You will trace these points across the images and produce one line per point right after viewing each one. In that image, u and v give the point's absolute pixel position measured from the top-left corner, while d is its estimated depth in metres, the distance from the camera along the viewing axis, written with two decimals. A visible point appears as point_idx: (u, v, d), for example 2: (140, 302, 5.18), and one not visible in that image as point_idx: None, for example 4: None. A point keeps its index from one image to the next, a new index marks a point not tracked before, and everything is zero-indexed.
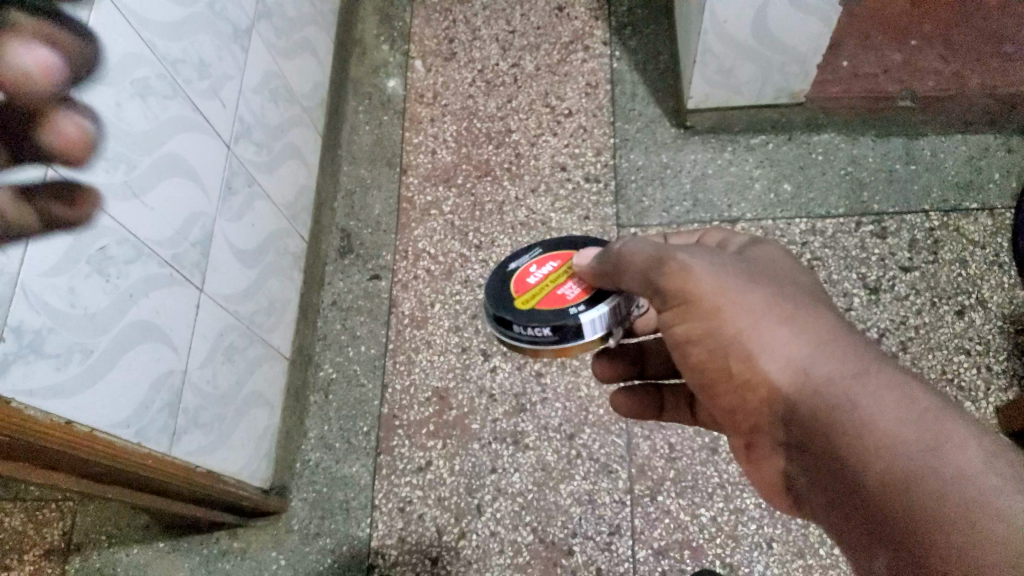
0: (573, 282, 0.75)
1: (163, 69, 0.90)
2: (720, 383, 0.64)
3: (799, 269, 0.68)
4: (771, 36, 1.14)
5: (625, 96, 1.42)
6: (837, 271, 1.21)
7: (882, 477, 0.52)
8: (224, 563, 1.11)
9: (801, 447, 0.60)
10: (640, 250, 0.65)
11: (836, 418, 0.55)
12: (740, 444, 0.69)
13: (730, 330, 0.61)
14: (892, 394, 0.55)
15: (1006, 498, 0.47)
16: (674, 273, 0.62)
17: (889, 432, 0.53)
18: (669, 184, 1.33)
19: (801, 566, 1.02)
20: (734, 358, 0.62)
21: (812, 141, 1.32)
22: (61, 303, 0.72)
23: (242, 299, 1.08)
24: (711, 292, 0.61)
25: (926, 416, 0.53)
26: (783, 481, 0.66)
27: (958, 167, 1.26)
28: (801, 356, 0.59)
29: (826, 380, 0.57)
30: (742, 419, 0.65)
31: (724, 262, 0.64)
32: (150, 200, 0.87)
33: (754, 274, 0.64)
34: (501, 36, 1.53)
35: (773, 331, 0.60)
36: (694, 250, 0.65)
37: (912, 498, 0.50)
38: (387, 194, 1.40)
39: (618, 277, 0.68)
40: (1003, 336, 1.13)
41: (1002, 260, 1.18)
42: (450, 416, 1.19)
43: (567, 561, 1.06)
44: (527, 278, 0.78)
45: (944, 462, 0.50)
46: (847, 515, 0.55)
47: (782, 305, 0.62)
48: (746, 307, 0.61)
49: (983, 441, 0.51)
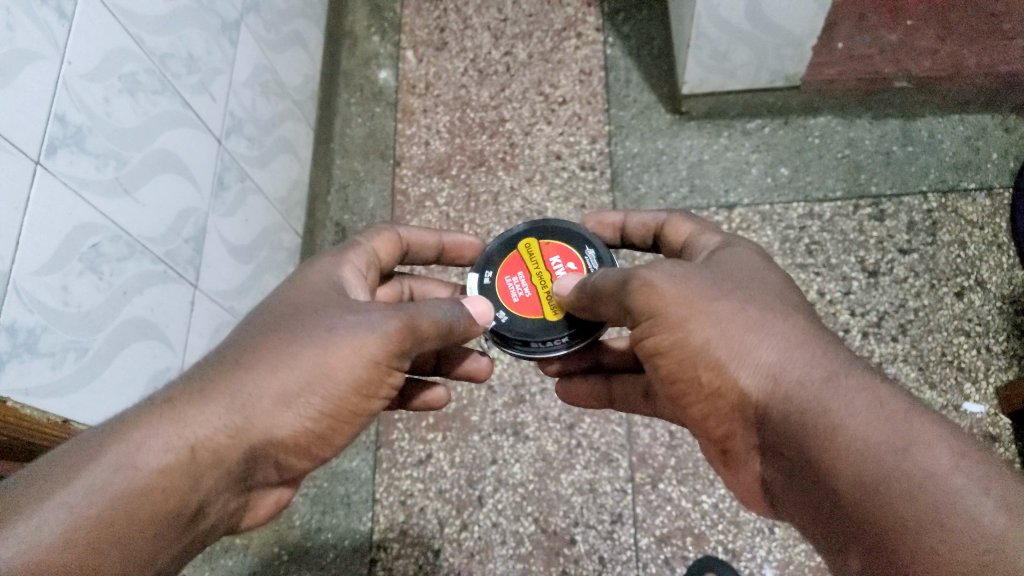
0: (522, 291, 0.82)
1: (151, 64, 0.89)
2: (691, 394, 0.65)
3: (768, 268, 0.68)
4: (768, 20, 1.12)
5: (619, 83, 1.40)
6: (835, 255, 1.21)
7: (855, 483, 0.51)
8: (226, 559, 1.08)
9: (774, 450, 0.60)
10: (609, 276, 0.68)
11: (806, 422, 0.55)
12: (716, 450, 0.70)
13: (698, 340, 0.62)
14: (862, 396, 0.54)
15: (970, 499, 0.47)
16: (639, 289, 0.64)
17: (861, 431, 0.52)
18: (665, 171, 1.32)
19: (803, 550, 1.02)
20: (705, 368, 0.62)
21: (809, 124, 1.31)
22: (55, 302, 0.71)
23: (238, 296, 1.09)
24: (679, 303, 0.63)
25: (895, 416, 0.52)
26: (760, 485, 0.66)
27: (955, 148, 1.25)
28: (771, 361, 0.59)
29: (797, 385, 0.57)
30: (715, 426, 0.66)
31: (687, 271, 0.65)
32: (142, 197, 0.86)
33: (720, 279, 0.65)
34: (493, 24, 1.50)
35: (741, 339, 0.61)
36: (661, 264, 0.66)
37: (886, 499, 0.49)
38: (381, 187, 1.39)
39: (596, 305, 0.71)
40: (1003, 317, 1.12)
41: (1001, 241, 1.18)
42: (449, 408, 1.18)
43: (569, 551, 1.06)
44: (557, 262, 0.83)
45: (913, 463, 0.49)
46: (821, 515, 0.55)
47: (748, 311, 0.62)
48: (714, 317, 0.62)
49: (951, 441, 0.50)
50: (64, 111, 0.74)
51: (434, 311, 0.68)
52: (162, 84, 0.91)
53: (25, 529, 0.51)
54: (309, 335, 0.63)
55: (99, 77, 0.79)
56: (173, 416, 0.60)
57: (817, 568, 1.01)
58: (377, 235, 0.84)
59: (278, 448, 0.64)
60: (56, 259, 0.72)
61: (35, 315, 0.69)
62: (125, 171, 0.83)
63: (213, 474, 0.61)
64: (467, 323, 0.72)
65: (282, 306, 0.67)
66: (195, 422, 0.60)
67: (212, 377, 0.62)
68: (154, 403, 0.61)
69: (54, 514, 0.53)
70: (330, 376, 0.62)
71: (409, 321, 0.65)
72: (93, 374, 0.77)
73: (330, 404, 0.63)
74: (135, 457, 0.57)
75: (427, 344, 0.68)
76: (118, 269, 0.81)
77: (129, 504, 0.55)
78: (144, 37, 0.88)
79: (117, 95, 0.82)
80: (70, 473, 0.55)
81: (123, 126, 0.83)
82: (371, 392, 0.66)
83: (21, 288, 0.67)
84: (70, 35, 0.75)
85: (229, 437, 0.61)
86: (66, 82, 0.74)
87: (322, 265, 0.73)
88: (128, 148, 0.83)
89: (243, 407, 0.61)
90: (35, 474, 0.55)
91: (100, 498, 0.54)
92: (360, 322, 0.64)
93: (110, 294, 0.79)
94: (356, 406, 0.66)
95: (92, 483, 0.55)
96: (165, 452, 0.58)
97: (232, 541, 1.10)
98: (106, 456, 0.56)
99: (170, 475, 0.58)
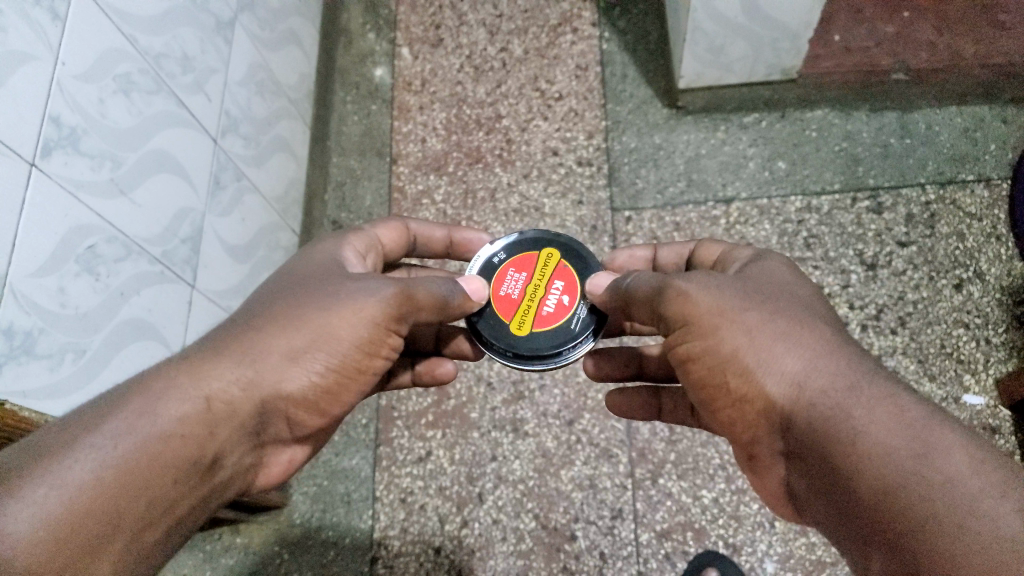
0: (509, 288, 0.81)
1: (146, 63, 0.88)
2: (720, 399, 0.65)
3: (798, 281, 0.68)
4: (762, 13, 1.11)
5: (615, 78, 1.40)
6: (833, 247, 1.20)
7: (875, 480, 0.51)
8: (227, 559, 1.10)
9: (798, 456, 0.60)
10: (642, 284, 0.68)
11: (829, 429, 0.56)
12: (742, 455, 0.69)
13: (728, 348, 0.62)
14: (885, 403, 0.55)
15: (986, 502, 0.47)
16: (672, 298, 0.64)
17: (877, 428, 0.53)
18: (662, 166, 1.32)
19: (804, 543, 1.03)
20: (733, 375, 0.63)
21: (806, 118, 1.30)
22: (50, 303, 0.71)
23: (236, 295, 1.09)
24: (709, 312, 0.63)
25: (915, 426, 0.53)
26: (786, 490, 0.66)
27: (952, 139, 1.25)
28: (797, 370, 0.60)
29: (820, 393, 0.58)
30: (742, 431, 0.66)
31: (720, 283, 0.65)
32: (138, 197, 0.86)
33: (750, 290, 0.65)
34: (489, 20, 1.50)
35: (770, 349, 0.61)
36: (695, 274, 0.66)
37: (910, 501, 0.49)
38: (378, 185, 1.39)
39: (628, 306, 0.71)
40: (1003, 309, 1.13)
41: (1000, 232, 1.18)
42: (449, 405, 1.18)
43: (569, 547, 1.07)
44: (555, 288, 0.81)
45: (932, 468, 0.50)
46: (838, 508, 0.56)
47: (776, 322, 0.62)
48: (744, 326, 0.62)
49: (970, 447, 0.51)
50: (59, 112, 0.74)
51: (431, 286, 0.71)
52: (156, 83, 0.90)
53: (57, 470, 0.53)
54: (316, 302, 0.66)
55: (92, 78, 0.79)
56: (192, 369, 0.62)
57: (818, 562, 1.01)
58: (382, 225, 0.86)
59: (289, 403, 0.67)
60: (52, 261, 0.72)
61: (31, 317, 0.69)
62: (121, 172, 0.83)
63: (228, 423, 0.62)
64: (461, 301, 0.75)
65: (287, 278, 0.71)
66: (210, 378, 0.62)
67: (223, 341, 0.65)
68: (172, 361, 0.63)
69: (85, 456, 0.54)
70: (332, 334, 0.66)
71: (406, 291, 0.68)
72: (89, 375, 0.77)
73: (335, 361, 0.67)
74: (154, 408, 0.58)
75: (423, 316, 0.71)
76: (114, 270, 0.81)
77: (151, 449, 0.57)
78: (138, 37, 0.87)
79: (111, 95, 0.82)
80: (98, 419, 0.56)
81: (118, 126, 0.82)
82: (374, 351, 0.69)
83: (17, 289, 0.67)
84: (63, 36, 0.75)
85: (241, 390, 0.63)
86: (60, 83, 0.74)
87: (327, 249, 0.76)
88: (124, 148, 0.83)
89: (255, 362, 0.64)
90: (66, 422, 0.56)
91: (126, 442, 0.56)
92: (359, 289, 0.67)
93: (106, 296, 0.79)
94: (359, 363, 0.68)
95: (117, 429, 0.56)
96: (182, 403, 0.60)
97: (233, 538, 1.11)
98: (129, 404, 0.58)
99: (190, 424, 0.59)
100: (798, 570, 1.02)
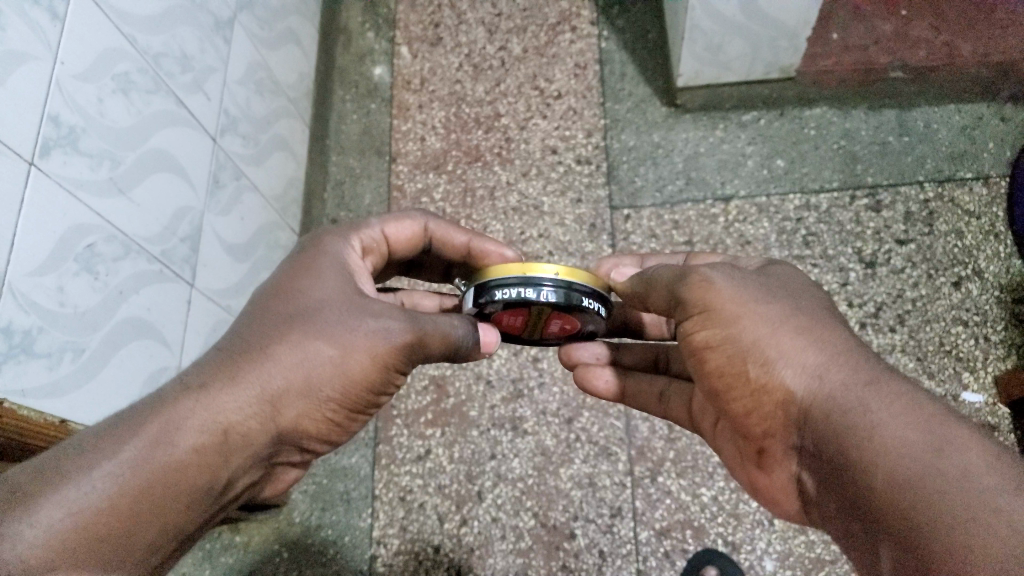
0: (509, 323, 0.81)
1: (144, 63, 0.88)
2: (736, 389, 0.67)
3: (816, 284, 0.71)
4: (760, 11, 1.11)
5: (614, 76, 1.40)
6: (832, 246, 1.21)
7: (890, 484, 0.50)
8: (226, 557, 1.10)
9: (813, 454, 0.61)
10: (665, 271, 0.73)
11: (849, 423, 0.56)
12: (752, 450, 0.70)
13: (749, 337, 0.65)
14: (902, 401, 0.55)
15: (997, 497, 0.46)
16: (695, 284, 0.68)
17: (898, 435, 0.52)
18: (661, 164, 1.32)
19: (803, 542, 1.03)
20: (753, 363, 0.65)
21: (804, 116, 1.30)
22: (51, 302, 0.71)
23: (234, 294, 1.09)
24: (732, 301, 0.66)
25: (931, 422, 0.52)
26: (796, 485, 0.67)
27: (951, 137, 1.25)
28: (816, 368, 0.61)
29: (839, 388, 0.58)
30: (756, 423, 0.67)
31: (743, 277, 0.69)
32: (138, 197, 0.86)
33: (772, 288, 0.68)
34: (488, 19, 1.50)
35: (787, 343, 0.63)
36: (721, 268, 0.70)
37: (921, 494, 0.48)
38: (377, 183, 1.39)
39: (648, 296, 0.75)
40: (1001, 306, 1.13)
41: (998, 230, 1.17)
42: (448, 404, 1.18)
43: (569, 545, 1.07)
44: (554, 323, 0.80)
45: (949, 463, 0.49)
46: (850, 521, 0.56)
47: (798, 319, 0.65)
48: (765, 317, 0.65)
49: (984, 444, 0.50)
50: (58, 112, 0.74)
51: (448, 326, 0.72)
52: (155, 82, 0.90)
53: (73, 493, 0.53)
54: (328, 326, 0.66)
55: (90, 78, 0.79)
56: (205, 395, 0.61)
57: (817, 560, 1.01)
58: (389, 222, 0.86)
59: (304, 421, 0.66)
60: (51, 261, 0.72)
61: (30, 316, 0.69)
62: (119, 171, 0.83)
63: (242, 450, 0.62)
64: (472, 346, 0.75)
65: (296, 297, 0.69)
66: (224, 405, 0.61)
67: (239, 357, 0.65)
68: (184, 384, 0.62)
69: (100, 480, 0.54)
70: (350, 352, 0.66)
71: (419, 332, 0.69)
72: (88, 374, 0.77)
73: (351, 381, 0.66)
74: (171, 429, 0.58)
75: (433, 353, 0.72)
76: (114, 269, 0.81)
77: (166, 474, 0.57)
78: (138, 37, 0.87)
79: (110, 95, 0.82)
80: (113, 446, 0.56)
81: (117, 125, 0.82)
82: (391, 369, 0.69)
83: (17, 289, 0.67)
84: (61, 35, 0.75)
85: (257, 419, 0.63)
86: (59, 83, 0.74)
87: (330, 246, 0.77)
88: (123, 147, 0.83)
89: (267, 391, 0.64)
90: (83, 442, 0.56)
91: (142, 470, 0.56)
92: (372, 321, 0.67)
93: (105, 295, 0.79)
94: (374, 378, 0.68)
95: (133, 456, 0.56)
96: (197, 431, 0.59)
97: (232, 538, 1.12)
98: (146, 429, 0.58)
99: (204, 450, 0.59)
100: (797, 568, 1.02)
